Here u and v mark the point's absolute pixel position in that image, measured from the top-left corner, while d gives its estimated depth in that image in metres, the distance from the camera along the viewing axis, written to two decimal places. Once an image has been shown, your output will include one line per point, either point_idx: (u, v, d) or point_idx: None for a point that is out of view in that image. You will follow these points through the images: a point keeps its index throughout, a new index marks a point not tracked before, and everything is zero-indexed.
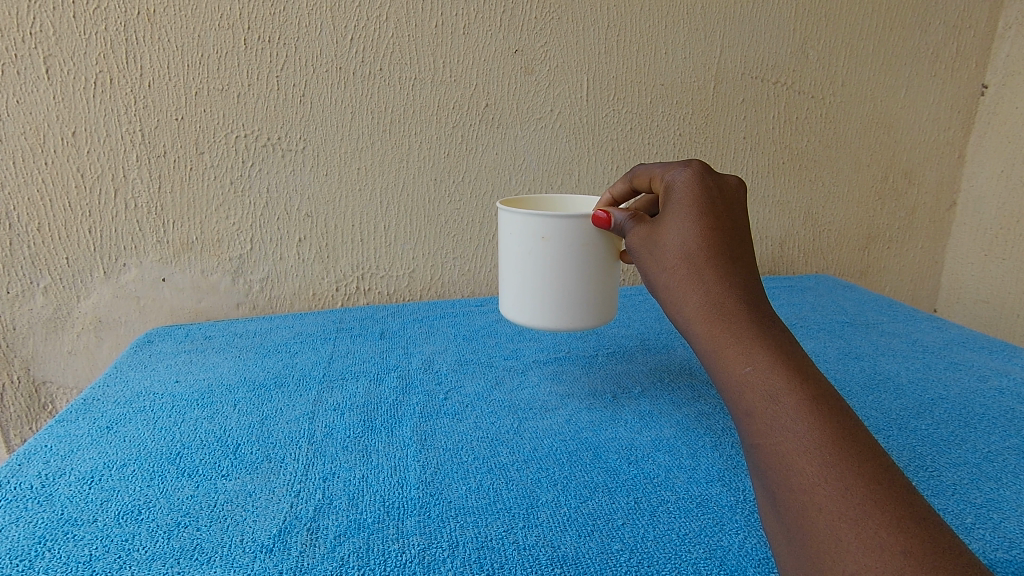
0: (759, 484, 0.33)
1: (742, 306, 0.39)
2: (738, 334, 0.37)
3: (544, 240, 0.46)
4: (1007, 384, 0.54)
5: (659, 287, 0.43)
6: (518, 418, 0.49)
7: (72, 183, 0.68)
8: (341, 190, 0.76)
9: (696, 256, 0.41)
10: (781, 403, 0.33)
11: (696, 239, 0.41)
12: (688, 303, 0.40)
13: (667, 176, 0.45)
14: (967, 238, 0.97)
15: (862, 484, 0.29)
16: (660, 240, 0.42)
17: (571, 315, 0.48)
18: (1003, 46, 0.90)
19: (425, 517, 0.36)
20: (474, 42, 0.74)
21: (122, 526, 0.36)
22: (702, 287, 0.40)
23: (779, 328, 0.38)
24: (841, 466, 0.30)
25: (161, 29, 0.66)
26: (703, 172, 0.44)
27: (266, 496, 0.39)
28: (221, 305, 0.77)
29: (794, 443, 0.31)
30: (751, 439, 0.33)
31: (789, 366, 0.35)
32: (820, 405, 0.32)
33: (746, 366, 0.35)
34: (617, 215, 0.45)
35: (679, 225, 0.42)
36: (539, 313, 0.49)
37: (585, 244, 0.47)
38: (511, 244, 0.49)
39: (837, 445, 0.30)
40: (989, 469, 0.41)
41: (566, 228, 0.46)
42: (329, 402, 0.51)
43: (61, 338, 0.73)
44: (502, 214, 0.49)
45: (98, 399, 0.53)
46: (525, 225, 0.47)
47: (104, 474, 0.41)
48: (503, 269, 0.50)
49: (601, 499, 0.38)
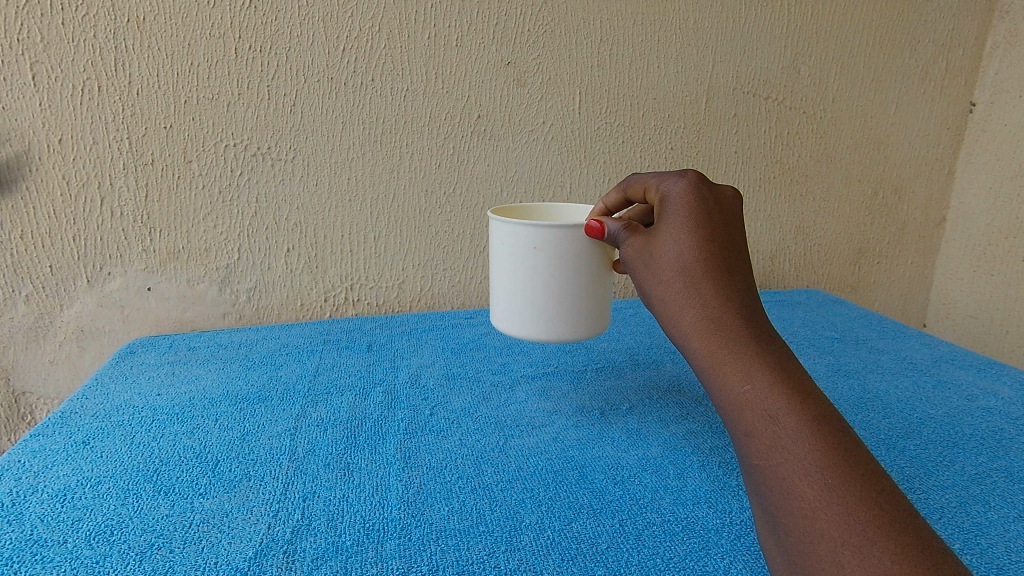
0: (757, 505, 0.32)
1: (739, 321, 0.38)
2: (736, 351, 0.37)
3: (536, 250, 0.46)
4: (996, 404, 0.54)
5: (655, 299, 0.42)
6: (503, 436, 0.48)
7: (57, 191, 0.67)
8: (330, 200, 0.75)
9: (691, 267, 0.40)
10: (781, 423, 0.33)
11: (692, 251, 0.41)
12: (684, 317, 0.40)
13: (662, 186, 0.45)
14: (957, 253, 0.98)
15: (865, 509, 0.28)
16: (656, 252, 0.42)
17: (561, 326, 0.48)
18: (991, 65, 0.91)
19: (406, 540, 0.36)
20: (466, 53, 0.74)
21: (92, 548, 0.35)
22: (698, 300, 0.39)
23: (777, 344, 0.37)
24: (841, 491, 0.29)
25: (151, 37, 0.65)
26: (699, 183, 0.44)
27: (243, 517, 0.38)
28: (207, 314, 0.76)
29: (794, 465, 0.31)
30: (750, 460, 0.33)
31: (787, 384, 0.34)
32: (820, 426, 0.32)
33: (744, 385, 0.35)
34: (610, 225, 0.44)
35: (674, 237, 0.41)
36: (530, 324, 0.48)
37: (577, 255, 0.46)
38: (502, 254, 0.48)
39: (837, 467, 0.30)
40: (977, 492, 0.41)
41: (558, 238, 0.45)
42: (312, 419, 0.51)
43: (42, 346, 0.72)
44: (494, 224, 0.48)
45: (76, 412, 0.52)
46: (516, 235, 0.46)
47: (77, 492, 0.40)
48: (494, 279, 0.50)
49: (585, 521, 0.38)
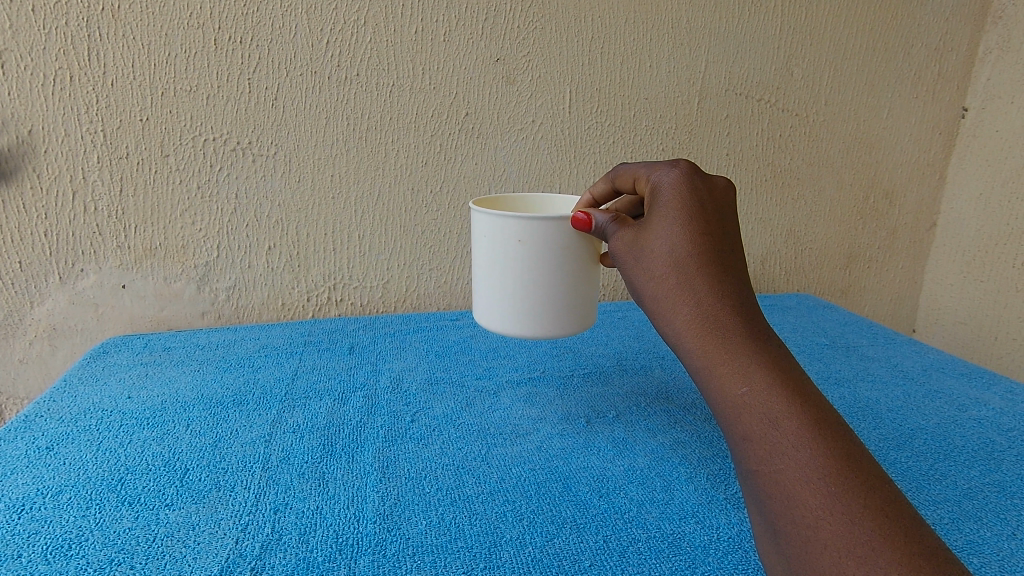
0: (756, 513, 0.32)
1: (735, 319, 0.37)
2: (733, 351, 0.35)
3: (519, 242, 0.44)
4: (987, 415, 0.54)
5: (646, 295, 0.41)
6: (486, 445, 0.47)
7: (27, 184, 0.65)
8: (313, 198, 0.73)
9: (684, 261, 0.39)
10: (781, 427, 0.32)
11: (685, 244, 0.39)
12: (677, 315, 0.38)
13: (653, 176, 0.43)
14: (946, 259, 0.98)
15: (869, 518, 0.27)
16: (647, 246, 0.40)
17: (546, 323, 0.46)
18: (983, 71, 0.91)
19: (380, 556, 0.34)
20: (455, 49, 0.72)
21: (48, 563, 0.33)
22: (693, 297, 0.38)
23: (775, 343, 0.36)
24: (844, 499, 0.28)
25: (126, 26, 0.63)
26: (692, 173, 0.42)
27: (210, 530, 0.36)
28: (184, 313, 0.74)
29: (795, 472, 0.30)
30: (748, 467, 0.32)
31: (786, 386, 0.33)
32: (821, 431, 0.31)
33: (742, 387, 0.34)
34: (597, 217, 0.43)
35: (666, 230, 0.40)
36: (513, 319, 0.47)
37: (562, 248, 0.45)
38: (485, 246, 0.47)
39: (840, 474, 0.29)
40: (970, 508, 0.40)
41: (542, 231, 0.44)
42: (288, 425, 0.49)
43: (12, 345, 0.70)
44: (476, 215, 0.47)
45: (42, 415, 0.50)
46: (499, 226, 0.45)
47: (36, 502, 0.38)
48: (477, 273, 0.48)
49: (568, 537, 0.36)
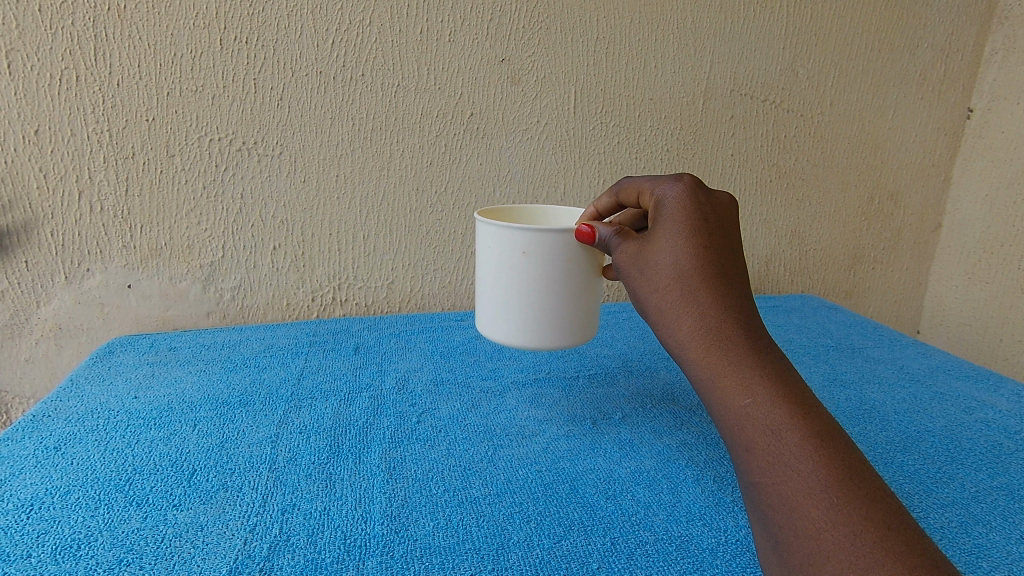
0: (758, 524, 0.31)
1: (739, 331, 0.37)
2: (736, 363, 0.35)
3: (524, 255, 0.44)
4: (994, 418, 0.53)
5: (649, 308, 0.41)
6: (492, 446, 0.47)
7: (33, 183, 0.65)
8: (318, 198, 0.73)
9: (687, 275, 0.39)
10: (784, 440, 0.31)
11: (688, 258, 0.39)
12: (681, 327, 0.38)
13: (657, 190, 0.43)
14: (952, 260, 0.97)
15: (873, 529, 0.27)
16: (650, 259, 0.40)
17: (549, 335, 0.46)
18: (989, 71, 0.90)
19: (388, 558, 0.34)
20: (460, 49, 0.72)
21: (57, 563, 0.33)
22: (696, 310, 0.38)
23: (778, 356, 0.36)
24: (847, 511, 0.28)
25: (132, 26, 0.63)
26: (696, 188, 0.42)
27: (218, 530, 0.36)
28: (189, 313, 0.74)
29: (798, 484, 0.30)
30: (750, 478, 0.32)
31: (790, 399, 0.33)
32: (824, 444, 0.31)
33: (745, 399, 0.34)
34: (601, 230, 0.43)
35: (670, 243, 0.40)
36: (517, 331, 0.47)
37: (567, 261, 0.45)
38: (489, 258, 0.47)
39: (843, 486, 0.29)
40: (977, 511, 0.40)
41: (547, 244, 0.44)
42: (295, 425, 0.49)
43: (18, 344, 0.70)
44: (481, 226, 0.47)
45: (49, 415, 0.50)
46: (504, 239, 0.45)
47: (44, 502, 0.39)
48: (481, 284, 0.48)
49: (576, 539, 0.36)
